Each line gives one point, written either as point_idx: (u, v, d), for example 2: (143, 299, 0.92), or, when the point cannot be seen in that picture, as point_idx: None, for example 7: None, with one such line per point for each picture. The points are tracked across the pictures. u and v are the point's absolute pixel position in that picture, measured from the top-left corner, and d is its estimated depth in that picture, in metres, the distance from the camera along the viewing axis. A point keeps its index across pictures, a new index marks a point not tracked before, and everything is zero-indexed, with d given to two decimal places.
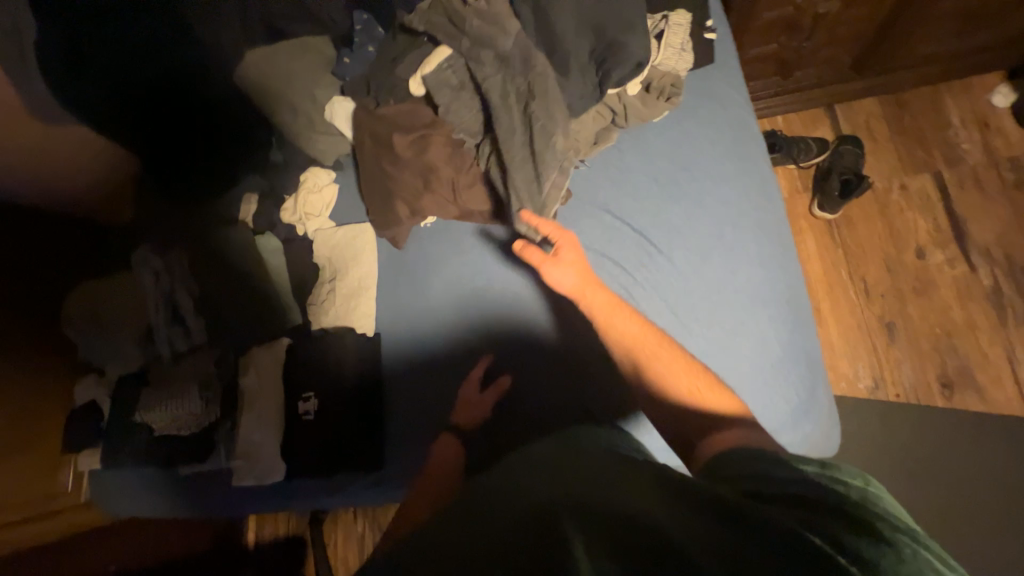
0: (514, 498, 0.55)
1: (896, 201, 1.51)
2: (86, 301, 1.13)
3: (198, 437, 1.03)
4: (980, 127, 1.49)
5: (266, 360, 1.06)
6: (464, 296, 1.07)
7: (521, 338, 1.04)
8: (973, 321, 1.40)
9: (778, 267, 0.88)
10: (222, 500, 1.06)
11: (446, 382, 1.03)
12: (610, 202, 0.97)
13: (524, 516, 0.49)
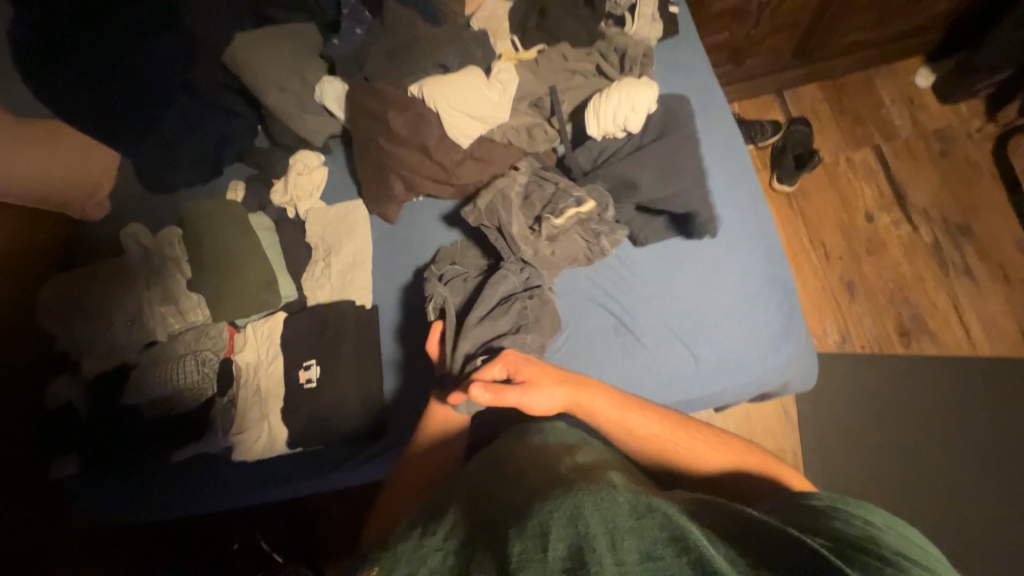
0: (546, 480, 0.63)
1: (843, 173, 1.67)
2: (63, 286, 1.10)
3: (194, 412, 1.01)
4: (908, 105, 1.68)
5: (263, 335, 1.05)
6: None
7: None
8: (920, 274, 1.54)
9: (750, 207, 0.95)
10: (211, 486, 1.01)
11: None
12: None
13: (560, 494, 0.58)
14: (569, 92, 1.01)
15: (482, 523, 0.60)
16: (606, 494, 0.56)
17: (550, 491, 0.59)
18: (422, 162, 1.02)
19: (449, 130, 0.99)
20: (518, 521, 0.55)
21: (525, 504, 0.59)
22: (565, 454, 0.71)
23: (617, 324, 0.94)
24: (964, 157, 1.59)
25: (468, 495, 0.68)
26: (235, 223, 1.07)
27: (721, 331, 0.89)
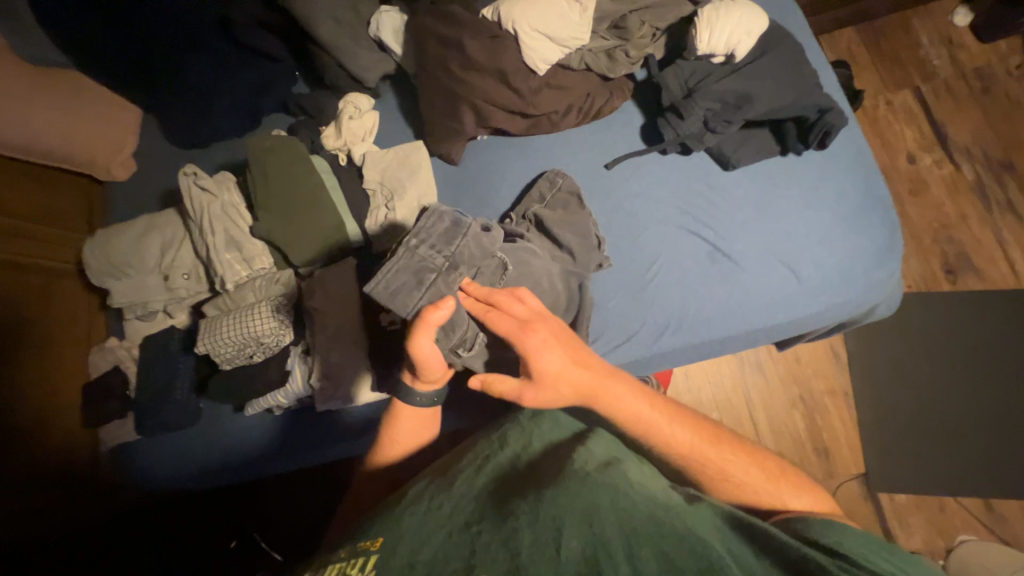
0: (553, 471, 0.61)
1: (884, 115, 1.67)
2: (118, 245, 1.07)
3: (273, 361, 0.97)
4: (947, 45, 1.67)
5: (334, 278, 0.96)
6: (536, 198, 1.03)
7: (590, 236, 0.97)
8: (964, 213, 1.55)
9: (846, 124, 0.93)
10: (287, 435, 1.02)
11: None
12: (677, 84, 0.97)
13: (571, 486, 0.55)
14: (649, 13, 0.97)
15: (488, 502, 0.57)
16: (624, 495, 0.55)
17: (558, 481, 0.57)
18: (501, 93, 0.97)
19: (527, 54, 0.94)
20: (526, 514, 0.52)
21: (530, 493, 0.56)
22: (564, 446, 0.67)
23: (713, 252, 0.91)
24: (1003, 95, 1.61)
25: (458, 475, 0.64)
26: (300, 161, 1.00)
27: (825, 252, 0.87)
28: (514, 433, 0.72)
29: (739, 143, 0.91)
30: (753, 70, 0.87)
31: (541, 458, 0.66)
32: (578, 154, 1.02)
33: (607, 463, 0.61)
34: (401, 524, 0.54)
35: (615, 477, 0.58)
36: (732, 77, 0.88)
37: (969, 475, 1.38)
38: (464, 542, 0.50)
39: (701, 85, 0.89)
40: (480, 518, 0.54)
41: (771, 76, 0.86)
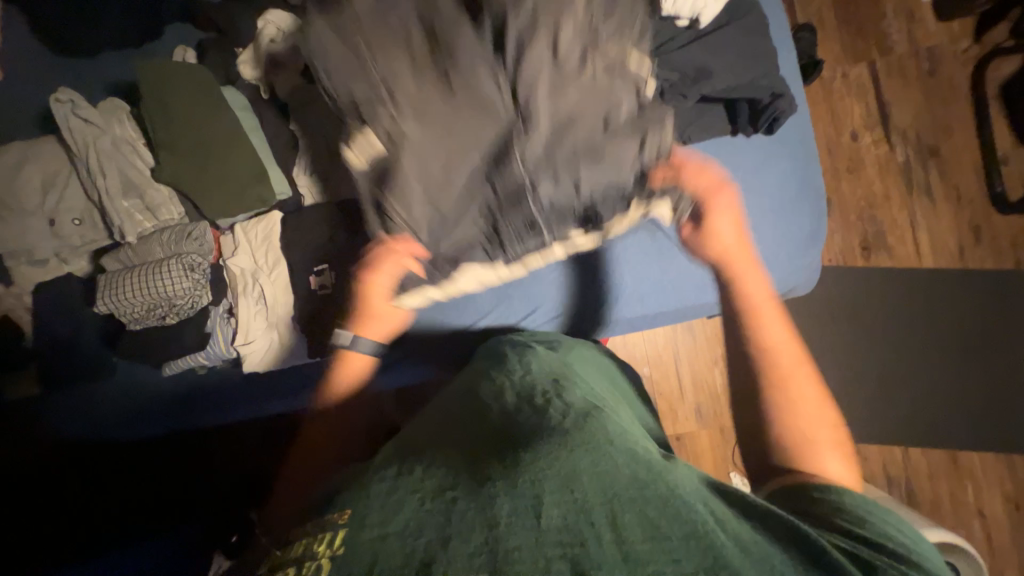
0: (537, 428, 0.56)
1: (838, 88, 1.68)
2: None
3: (189, 328, 0.88)
4: (908, 19, 1.67)
5: (259, 232, 0.92)
6: None
7: None
8: (888, 193, 1.66)
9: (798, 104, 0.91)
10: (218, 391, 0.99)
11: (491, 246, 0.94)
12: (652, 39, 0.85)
13: (551, 447, 0.52)
14: None
15: (465, 465, 0.54)
16: (603, 459, 0.51)
17: (535, 444, 0.53)
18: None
19: None
20: (504, 482, 0.49)
21: (503, 456, 0.53)
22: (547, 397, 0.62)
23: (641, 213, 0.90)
24: (946, 79, 1.66)
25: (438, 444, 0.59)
26: (206, 91, 0.86)
27: (758, 236, 0.90)
28: (500, 391, 0.67)
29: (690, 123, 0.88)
30: (717, 41, 0.82)
31: (514, 412, 0.61)
32: None
33: (588, 417, 0.58)
34: (369, 491, 0.51)
35: (595, 434, 0.54)
36: (695, 49, 0.81)
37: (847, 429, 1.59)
38: (438, 508, 0.47)
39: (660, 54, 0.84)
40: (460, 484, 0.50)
41: (732, 49, 0.82)
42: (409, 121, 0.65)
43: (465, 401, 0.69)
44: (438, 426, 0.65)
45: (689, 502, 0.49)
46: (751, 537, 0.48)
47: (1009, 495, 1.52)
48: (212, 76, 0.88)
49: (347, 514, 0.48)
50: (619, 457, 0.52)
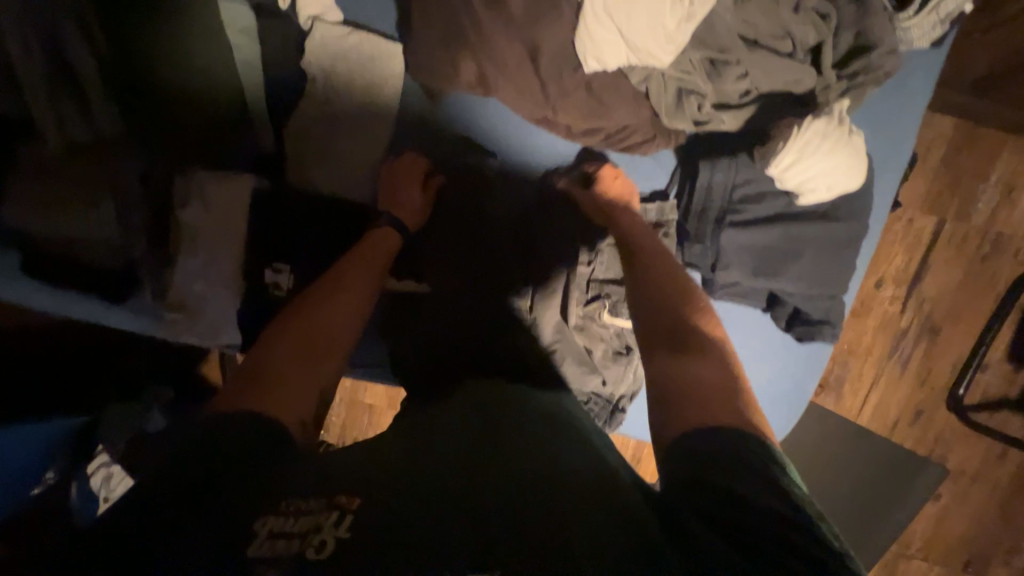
0: (517, 440, 0.55)
1: (895, 230, 1.58)
2: None
3: (105, 278, 0.75)
4: (1002, 194, 1.54)
5: (223, 196, 0.76)
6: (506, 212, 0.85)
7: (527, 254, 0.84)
8: (871, 348, 1.66)
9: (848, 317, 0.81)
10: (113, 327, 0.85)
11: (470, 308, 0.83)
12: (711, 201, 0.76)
13: (522, 468, 0.51)
14: (760, 63, 0.67)
15: (440, 456, 0.53)
16: (575, 487, 0.49)
17: (516, 461, 0.52)
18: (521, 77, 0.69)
19: (581, 32, 0.63)
20: (509, 499, 0.48)
21: (483, 459, 0.52)
22: (534, 412, 0.61)
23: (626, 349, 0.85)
24: (991, 270, 1.59)
25: (421, 430, 0.58)
26: (200, 12, 0.69)
27: None
28: (507, 388, 0.66)
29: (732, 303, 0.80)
30: (799, 233, 0.71)
31: (514, 414, 0.60)
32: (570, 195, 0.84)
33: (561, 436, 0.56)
34: (354, 470, 0.51)
35: (571, 462, 0.52)
36: (773, 231, 0.72)
37: None
38: (413, 496, 0.48)
39: (741, 210, 0.74)
40: (470, 484, 0.49)
41: (811, 248, 0.71)
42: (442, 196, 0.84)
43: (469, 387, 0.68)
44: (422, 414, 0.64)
45: (647, 522, 0.46)
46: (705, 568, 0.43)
47: None
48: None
49: (355, 502, 0.47)
50: (594, 482, 0.50)
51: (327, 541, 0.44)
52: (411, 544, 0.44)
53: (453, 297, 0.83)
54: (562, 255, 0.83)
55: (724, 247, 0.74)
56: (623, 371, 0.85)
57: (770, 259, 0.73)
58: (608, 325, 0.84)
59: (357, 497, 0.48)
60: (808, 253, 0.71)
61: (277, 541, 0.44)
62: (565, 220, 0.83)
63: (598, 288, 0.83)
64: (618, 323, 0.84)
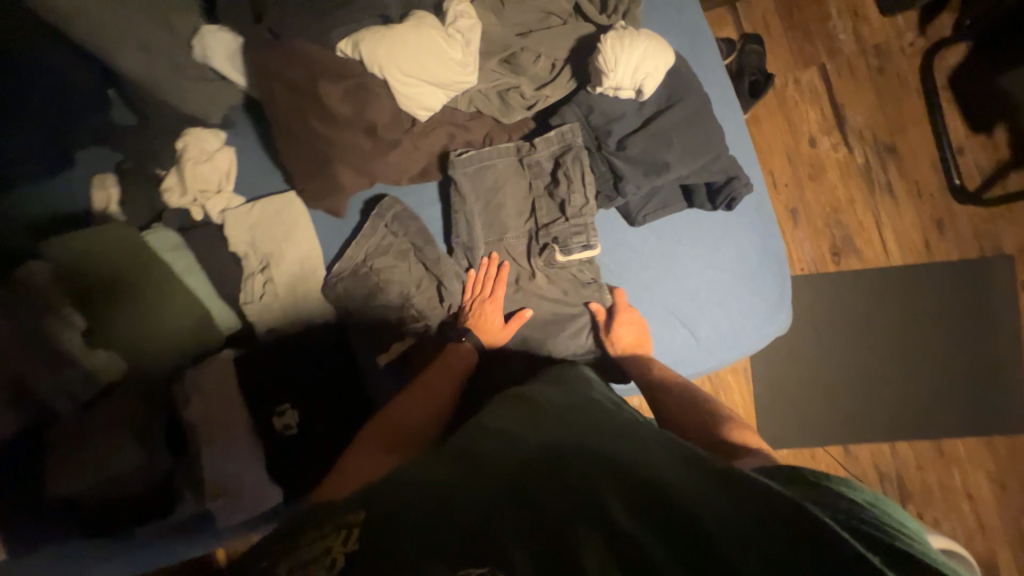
0: (542, 455, 0.55)
1: (791, 95, 1.67)
2: None
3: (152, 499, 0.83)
4: (852, 18, 1.67)
5: (212, 381, 0.87)
6: (459, 186, 0.88)
7: (500, 194, 0.89)
8: (851, 196, 1.65)
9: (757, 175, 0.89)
10: (170, 554, 0.87)
11: (475, 297, 0.91)
12: (598, 125, 0.84)
13: (553, 478, 0.51)
14: (542, 42, 0.83)
15: (448, 481, 0.53)
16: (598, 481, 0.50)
17: (543, 476, 0.52)
18: (403, 158, 0.85)
19: (402, 102, 0.78)
20: (534, 511, 0.47)
21: (508, 479, 0.52)
22: (552, 430, 0.62)
23: (592, 280, 0.90)
24: (895, 76, 1.66)
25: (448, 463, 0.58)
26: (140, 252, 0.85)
27: (721, 312, 0.90)
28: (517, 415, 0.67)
29: (658, 212, 0.87)
30: (661, 125, 0.80)
31: (549, 437, 0.60)
32: (489, 160, 0.87)
33: (584, 449, 0.56)
34: (381, 495, 0.52)
35: (593, 464, 0.53)
36: (642, 131, 0.81)
37: (836, 433, 1.59)
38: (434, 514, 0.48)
39: (611, 130, 0.83)
40: (515, 498, 0.49)
41: (677, 131, 0.79)
42: (401, 240, 0.93)
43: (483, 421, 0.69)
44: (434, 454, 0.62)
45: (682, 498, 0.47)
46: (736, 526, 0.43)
47: (993, 478, 1.56)
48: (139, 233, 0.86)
49: (361, 518, 0.49)
50: (620, 480, 0.50)
51: (342, 556, 0.46)
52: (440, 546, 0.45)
53: (434, 329, 0.93)
54: (494, 226, 0.91)
55: (614, 162, 0.82)
56: (597, 296, 0.90)
57: (662, 150, 0.79)
58: (567, 264, 0.89)
59: (363, 511, 0.50)
60: (678, 133, 0.79)
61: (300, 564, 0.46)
62: (500, 179, 0.87)
63: (546, 236, 0.89)
64: (576, 259, 0.88)
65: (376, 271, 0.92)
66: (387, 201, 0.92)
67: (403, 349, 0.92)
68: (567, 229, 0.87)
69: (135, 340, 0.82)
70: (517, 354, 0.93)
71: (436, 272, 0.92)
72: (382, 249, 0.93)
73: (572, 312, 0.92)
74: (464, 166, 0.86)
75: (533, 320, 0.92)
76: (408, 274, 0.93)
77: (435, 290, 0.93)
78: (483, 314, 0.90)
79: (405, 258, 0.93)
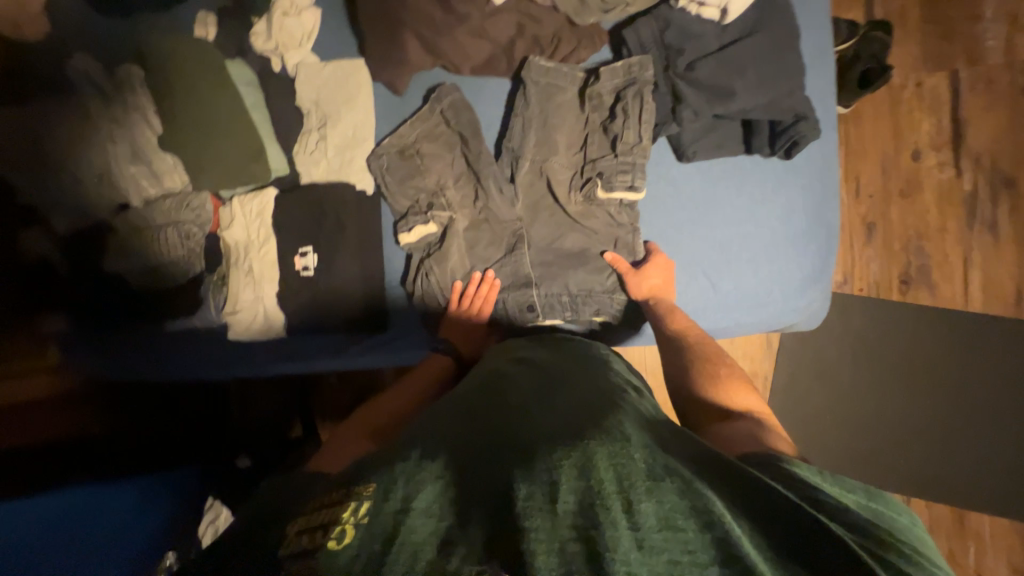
0: (555, 422, 0.53)
1: (907, 99, 1.49)
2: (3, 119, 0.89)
3: (182, 293, 0.95)
4: (1010, 24, 1.45)
5: (255, 209, 0.95)
6: (522, 93, 0.89)
7: (556, 109, 0.89)
8: (944, 224, 1.47)
9: (827, 138, 0.85)
10: (181, 355, 0.99)
11: (508, 210, 0.91)
12: (673, 43, 0.81)
13: (565, 444, 0.48)
14: None
15: (458, 453, 0.51)
16: (617, 449, 0.47)
17: (556, 441, 0.49)
18: (470, 42, 0.87)
19: None
20: (548, 475, 0.45)
21: (518, 447, 0.50)
22: (560, 397, 0.59)
23: (627, 225, 0.87)
24: None
25: (455, 428, 0.56)
26: (215, 74, 0.91)
27: (749, 270, 0.86)
28: (524, 379, 0.65)
29: (711, 152, 0.83)
30: (737, 54, 0.77)
31: (559, 405, 0.57)
32: (551, 66, 0.87)
33: (595, 413, 0.54)
34: (393, 464, 0.49)
35: (608, 431, 0.50)
36: (717, 55, 0.78)
37: (848, 471, 1.45)
38: (447, 491, 0.46)
39: (683, 50, 0.80)
40: (529, 464, 0.47)
41: (753, 64, 0.77)
42: (452, 133, 0.93)
43: (487, 380, 0.67)
44: (437, 413, 0.61)
45: (702, 488, 0.44)
46: (766, 551, 0.41)
47: (1016, 568, 1.36)
48: (219, 59, 0.91)
49: (372, 487, 0.46)
50: (634, 450, 0.48)
51: (351, 529, 0.42)
52: (457, 518, 0.43)
53: (456, 224, 0.92)
54: (545, 147, 0.90)
55: (678, 85, 0.80)
56: (632, 241, 0.88)
57: (732, 79, 0.77)
58: (608, 202, 0.87)
59: (376, 481, 0.47)
60: (752, 66, 0.77)
61: (310, 531, 0.43)
62: (558, 102, 0.88)
63: (592, 167, 0.88)
64: (617, 197, 0.86)
65: (420, 158, 0.93)
66: (448, 89, 0.92)
67: (426, 239, 0.92)
68: (613, 165, 0.85)
69: (195, 153, 0.90)
70: (540, 283, 0.91)
71: (476, 167, 0.92)
72: (431, 132, 0.93)
73: (602, 252, 0.90)
74: (530, 71, 0.87)
75: (560, 243, 0.91)
76: (450, 167, 0.93)
77: (471, 189, 0.93)
78: (510, 228, 0.92)
79: (453, 154, 0.93)
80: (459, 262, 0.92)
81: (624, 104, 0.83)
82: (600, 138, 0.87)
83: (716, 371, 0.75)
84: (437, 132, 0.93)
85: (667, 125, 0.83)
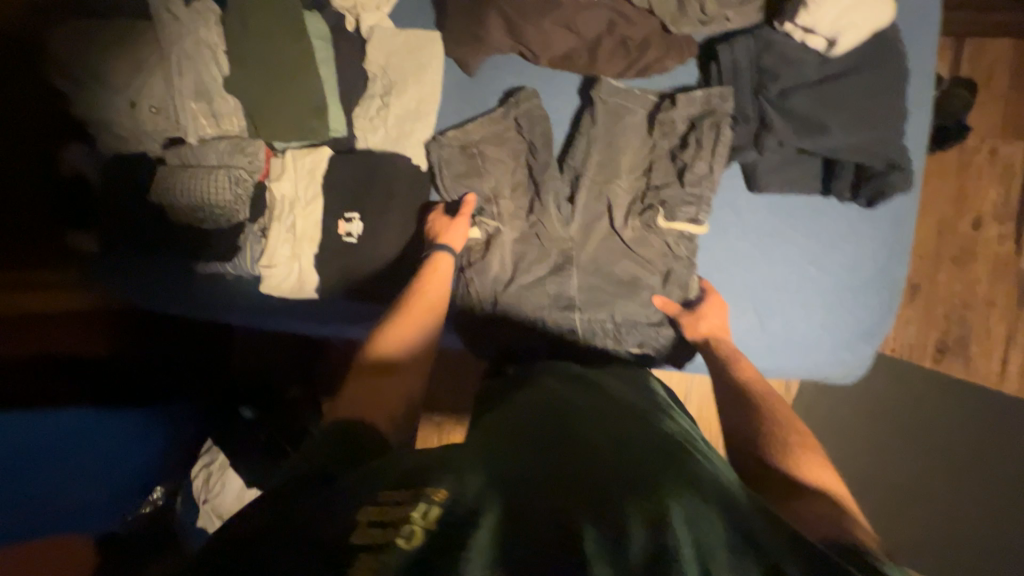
0: (624, 454, 0.47)
1: (977, 164, 1.39)
2: (73, 35, 0.88)
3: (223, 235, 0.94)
4: None
5: (309, 166, 0.93)
6: (598, 94, 0.85)
7: (630, 129, 0.86)
8: (992, 298, 1.37)
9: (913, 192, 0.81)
10: (207, 300, 0.98)
11: (561, 224, 0.88)
12: (767, 67, 0.77)
13: (637, 483, 0.43)
14: None
15: (518, 467, 0.46)
16: (693, 500, 0.41)
17: (629, 478, 0.43)
18: (555, 32, 0.84)
19: None
20: (619, 512, 0.39)
21: (585, 473, 0.44)
22: (627, 425, 0.54)
23: (684, 257, 0.84)
24: None
25: (516, 439, 0.50)
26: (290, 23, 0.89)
27: (802, 314, 0.83)
28: (587, 401, 0.60)
29: (784, 188, 0.80)
30: (835, 90, 0.75)
31: (626, 435, 0.51)
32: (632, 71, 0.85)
33: (665, 455, 0.48)
34: (458, 474, 0.43)
35: (683, 479, 0.44)
36: (813, 87, 0.76)
37: None
38: (507, 505, 0.41)
39: (777, 75, 0.77)
40: (598, 495, 0.41)
41: (851, 103, 0.74)
42: (518, 136, 0.90)
43: (545, 393, 0.62)
44: (494, 422, 0.56)
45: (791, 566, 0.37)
46: None
47: None
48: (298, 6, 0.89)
49: (441, 491, 0.41)
50: (712, 507, 0.41)
51: (418, 531, 0.37)
52: (519, 536, 0.38)
53: (502, 237, 0.89)
54: (608, 167, 0.87)
55: (767, 111, 0.77)
56: (687, 275, 0.84)
57: (825, 116, 0.74)
58: (666, 231, 0.84)
59: (444, 484, 0.42)
60: (849, 105, 0.74)
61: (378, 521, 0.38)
62: (626, 123, 0.85)
63: (656, 194, 0.84)
64: (677, 227, 0.83)
65: (480, 159, 0.90)
66: (524, 93, 0.89)
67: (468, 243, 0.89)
68: (679, 195, 0.82)
69: (264, 98, 0.90)
70: (583, 308, 0.87)
71: (538, 181, 0.89)
72: (496, 129, 0.90)
73: (651, 282, 0.86)
74: (602, 93, 0.85)
75: (610, 260, 0.87)
76: (509, 175, 0.90)
77: (528, 194, 0.90)
78: (560, 245, 0.88)
79: (517, 160, 0.90)
80: (500, 271, 0.88)
81: (699, 134, 0.80)
82: (671, 168, 0.83)
83: (774, 426, 0.68)
84: (504, 133, 0.90)
85: (745, 152, 0.80)
